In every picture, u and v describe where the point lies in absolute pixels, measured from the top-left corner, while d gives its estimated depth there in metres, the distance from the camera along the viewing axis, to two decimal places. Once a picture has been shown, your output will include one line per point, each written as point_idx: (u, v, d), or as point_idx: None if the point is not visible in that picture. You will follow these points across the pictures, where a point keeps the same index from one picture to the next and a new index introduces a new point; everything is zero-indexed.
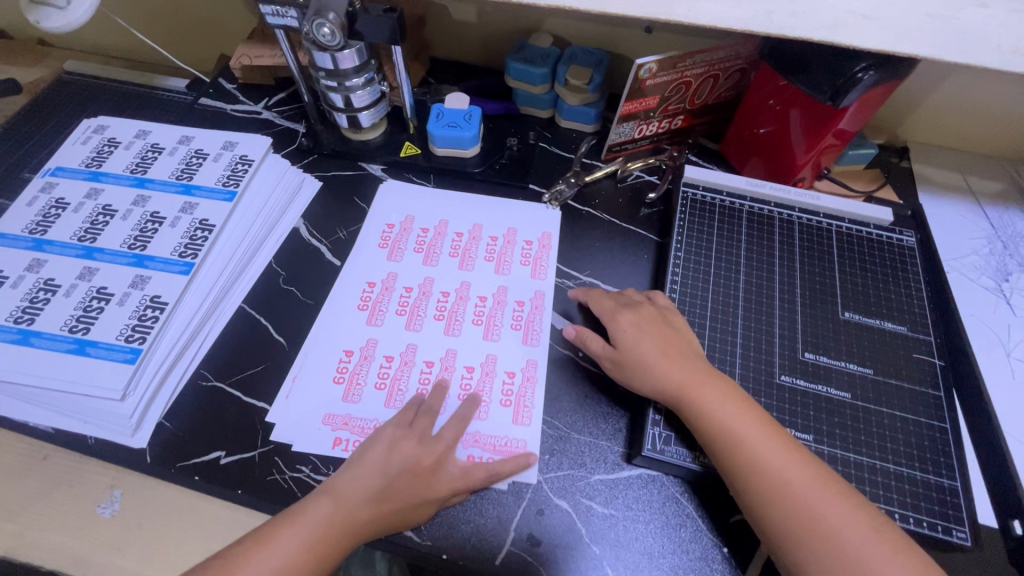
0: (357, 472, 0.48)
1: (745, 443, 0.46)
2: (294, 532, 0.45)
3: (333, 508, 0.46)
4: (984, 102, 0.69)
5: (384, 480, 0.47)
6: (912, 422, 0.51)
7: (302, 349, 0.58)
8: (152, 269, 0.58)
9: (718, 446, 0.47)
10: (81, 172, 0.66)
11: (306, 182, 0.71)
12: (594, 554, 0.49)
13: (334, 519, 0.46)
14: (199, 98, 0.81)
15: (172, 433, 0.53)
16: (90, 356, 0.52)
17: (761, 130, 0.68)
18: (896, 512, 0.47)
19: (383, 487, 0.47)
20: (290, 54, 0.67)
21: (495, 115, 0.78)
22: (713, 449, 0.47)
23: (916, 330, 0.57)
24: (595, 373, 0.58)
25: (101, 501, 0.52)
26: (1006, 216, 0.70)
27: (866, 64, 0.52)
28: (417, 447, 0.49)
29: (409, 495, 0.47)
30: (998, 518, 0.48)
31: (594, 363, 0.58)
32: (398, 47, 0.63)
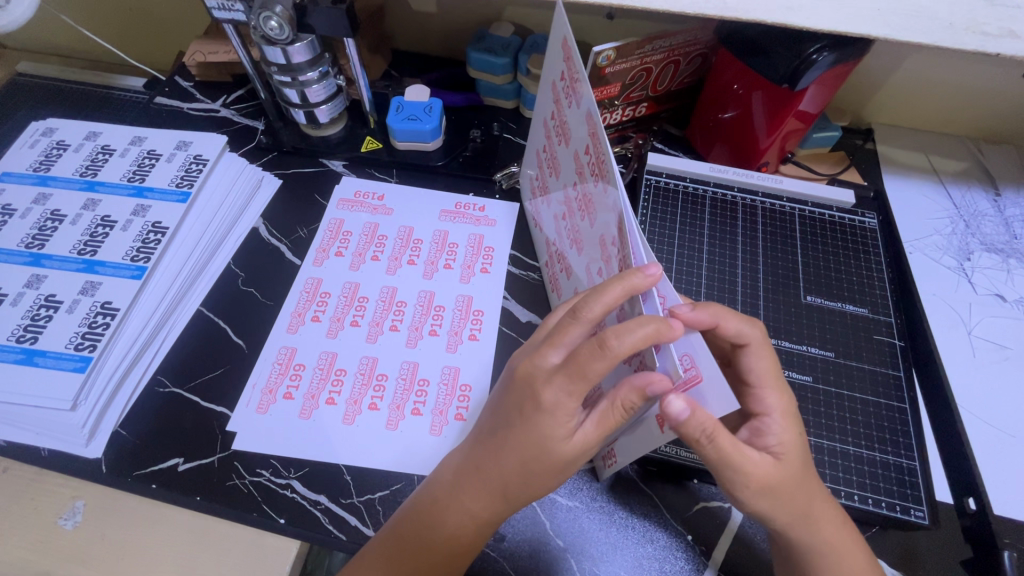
0: (463, 484, 0.43)
1: (820, 545, 0.41)
2: (382, 549, 0.44)
3: (442, 493, 0.44)
4: (944, 81, 0.69)
5: (513, 449, 0.41)
6: (873, 404, 0.51)
7: (261, 353, 0.57)
8: (104, 274, 0.57)
9: (789, 538, 0.42)
10: (28, 177, 0.64)
11: (266, 180, 0.69)
12: (559, 547, 0.48)
13: (440, 502, 0.44)
14: (155, 97, 0.79)
15: (129, 441, 0.52)
16: (39, 365, 0.51)
17: (725, 116, 0.67)
18: (855, 494, 0.47)
19: (512, 457, 0.41)
20: (241, 49, 0.65)
21: (458, 107, 0.77)
22: (787, 541, 0.42)
23: (876, 311, 0.57)
24: None
25: (63, 513, 0.50)
26: (969, 195, 0.70)
27: (819, 46, 0.51)
28: (528, 429, 0.40)
29: (519, 477, 0.42)
30: (954, 496, 0.48)
31: None
32: (351, 39, 0.61)
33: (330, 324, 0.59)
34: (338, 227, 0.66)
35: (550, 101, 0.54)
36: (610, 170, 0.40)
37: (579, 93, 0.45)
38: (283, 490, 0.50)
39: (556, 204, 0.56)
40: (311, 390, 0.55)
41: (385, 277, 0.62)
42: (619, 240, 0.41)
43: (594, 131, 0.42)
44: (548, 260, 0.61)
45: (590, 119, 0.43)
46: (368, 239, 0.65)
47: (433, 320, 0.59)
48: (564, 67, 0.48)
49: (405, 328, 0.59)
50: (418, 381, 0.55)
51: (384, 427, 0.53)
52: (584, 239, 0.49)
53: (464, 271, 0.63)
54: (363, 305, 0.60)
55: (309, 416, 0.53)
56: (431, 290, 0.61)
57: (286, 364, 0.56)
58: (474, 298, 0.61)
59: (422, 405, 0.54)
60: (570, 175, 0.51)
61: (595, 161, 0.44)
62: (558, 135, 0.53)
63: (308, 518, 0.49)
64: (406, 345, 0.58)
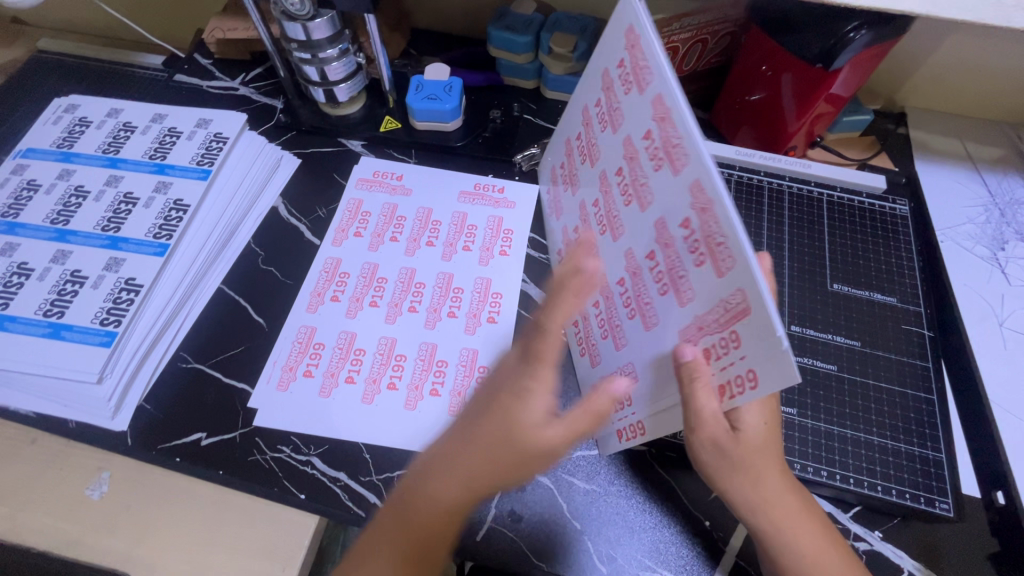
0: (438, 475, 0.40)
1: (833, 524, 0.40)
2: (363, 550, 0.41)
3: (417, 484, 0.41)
4: (984, 61, 0.66)
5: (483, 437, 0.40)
6: (899, 394, 0.50)
7: (281, 332, 0.57)
8: (127, 251, 0.57)
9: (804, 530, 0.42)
10: (52, 153, 0.64)
11: (285, 159, 0.69)
12: (576, 528, 0.49)
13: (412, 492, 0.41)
14: (174, 74, 0.79)
15: (153, 415, 0.53)
16: (65, 339, 0.52)
17: (753, 98, 0.65)
18: (879, 484, 0.47)
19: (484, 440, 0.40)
20: (260, 26, 0.65)
21: (477, 87, 0.75)
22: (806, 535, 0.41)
23: (906, 301, 0.56)
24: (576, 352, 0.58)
25: (90, 484, 0.53)
26: (1005, 182, 0.68)
27: (857, 24, 0.49)
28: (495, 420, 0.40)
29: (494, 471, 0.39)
30: (981, 489, 0.47)
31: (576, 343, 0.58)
32: (370, 15, 0.60)
33: (350, 304, 0.59)
34: (358, 207, 0.66)
35: (597, 89, 0.52)
36: (691, 154, 0.38)
37: (645, 78, 0.43)
38: (304, 467, 0.51)
39: (588, 190, 0.55)
40: (331, 368, 0.55)
41: (403, 258, 0.62)
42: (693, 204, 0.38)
43: (666, 113, 0.40)
44: (570, 249, 0.60)
45: (659, 102, 0.41)
46: (387, 220, 0.65)
47: (451, 302, 0.59)
48: (624, 52, 0.46)
49: (423, 309, 0.59)
50: (436, 362, 0.55)
51: (403, 407, 0.53)
52: (628, 226, 0.47)
53: (482, 253, 0.62)
54: (382, 286, 0.60)
55: (329, 394, 0.54)
56: (449, 272, 0.61)
57: (305, 343, 0.56)
58: (493, 280, 0.61)
59: (440, 386, 0.54)
60: (614, 163, 0.49)
61: (659, 146, 0.42)
62: (604, 123, 0.51)
63: (328, 494, 0.50)
64: (425, 325, 0.57)
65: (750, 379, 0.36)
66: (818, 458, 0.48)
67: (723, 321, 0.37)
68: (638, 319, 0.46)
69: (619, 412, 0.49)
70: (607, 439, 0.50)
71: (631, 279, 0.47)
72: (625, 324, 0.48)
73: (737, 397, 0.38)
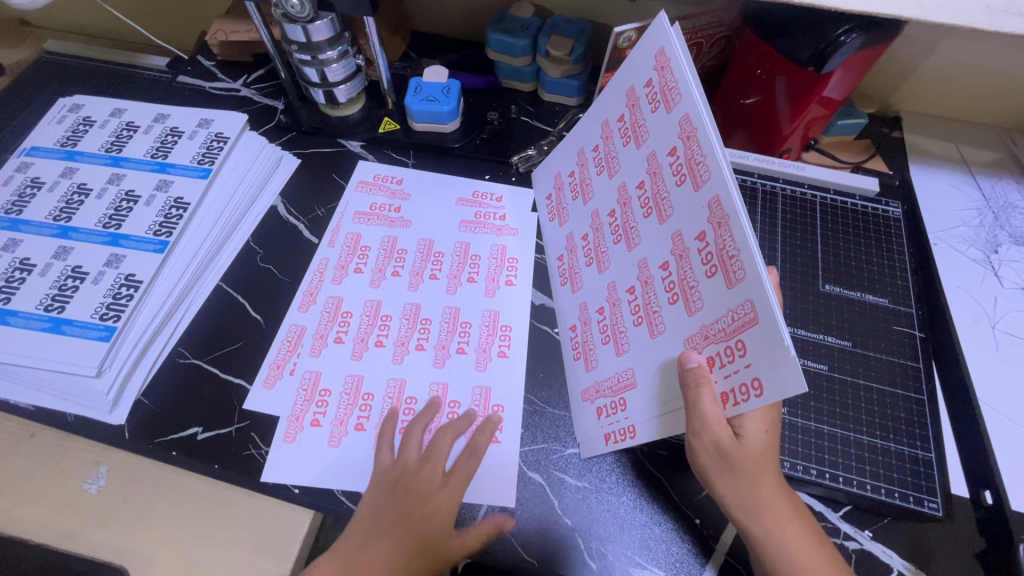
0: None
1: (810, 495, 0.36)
2: None
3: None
4: (978, 66, 0.67)
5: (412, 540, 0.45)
6: (889, 394, 0.51)
7: (279, 329, 0.58)
8: (127, 247, 0.58)
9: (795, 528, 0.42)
10: (56, 151, 0.65)
11: (285, 159, 0.70)
12: (566, 524, 0.49)
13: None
14: (178, 75, 0.80)
15: (151, 410, 0.54)
16: (66, 334, 0.53)
17: (748, 101, 0.66)
18: (868, 483, 0.47)
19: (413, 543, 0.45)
20: (261, 28, 0.66)
21: (476, 89, 0.76)
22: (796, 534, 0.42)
23: (897, 302, 0.56)
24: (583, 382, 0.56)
25: (88, 478, 0.53)
26: (999, 186, 0.68)
27: (848, 27, 0.50)
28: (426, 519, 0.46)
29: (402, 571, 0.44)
30: (969, 488, 0.48)
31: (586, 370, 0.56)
32: (369, 18, 0.61)
33: (354, 345, 0.57)
34: (356, 242, 0.64)
35: (620, 103, 0.53)
36: (714, 170, 0.40)
37: (674, 98, 0.45)
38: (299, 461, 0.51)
39: (602, 200, 0.56)
40: (339, 417, 0.53)
41: (407, 293, 0.60)
42: (713, 216, 0.40)
43: (694, 133, 0.42)
44: (563, 253, 0.61)
45: (687, 121, 0.43)
46: (388, 253, 0.63)
47: (460, 338, 0.57)
48: (652, 73, 0.48)
49: (433, 338, 0.57)
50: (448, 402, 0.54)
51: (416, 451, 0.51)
52: (644, 237, 0.49)
53: (488, 284, 0.61)
54: (386, 324, 0.58)
55: (338, 444, 0.52)
56: (455, 305, 0.59)
57: (295, 341, 0.57)
58: (500, 312, 0.59)
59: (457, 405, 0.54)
60: (634, 176, 0.51)
61: (683, 163, 0.44)
62: (626, 137, 0.52)
63: (322, 488, 0.50)
64: (434, 364, 0.56)
65: (753, 387, 0.37)
66: (808, 457, 0.48)
67: (730, 331, 0.39)
68: (645, 326, 0.48)
69: (610, 416, 0.49)
70: (594, 442, 0.50)
71: (642, 287, 0.49)
72: (629, 331, 0.50)
73: (740, 405, 0.39)
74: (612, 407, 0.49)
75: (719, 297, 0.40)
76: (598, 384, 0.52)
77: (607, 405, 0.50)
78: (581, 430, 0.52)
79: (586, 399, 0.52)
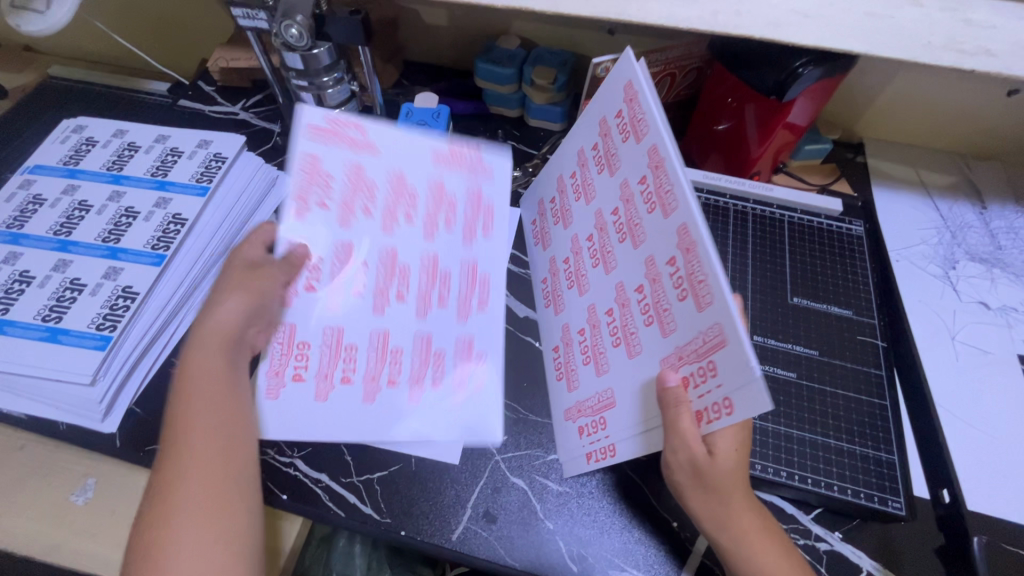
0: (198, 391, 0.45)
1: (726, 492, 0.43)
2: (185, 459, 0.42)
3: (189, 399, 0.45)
4: (931, 97, 0.72)
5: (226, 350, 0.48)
6: (855, 400, 0.53)
7: None
8: (125, 261, 0.60)
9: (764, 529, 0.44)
10: (58, 170, 0.68)
11: (280, 179, 0.73)
12: (548, 529, 0.50)
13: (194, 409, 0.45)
14: (178, 100, 0.84)
15: (144, 416, 0.56)
16: (62, 343, 0.54)
17: (719, 128, 0.70)
18: (835, 485, 0.49)
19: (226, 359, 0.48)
20: (262, 57, 0.70)
21: (465, 115, 0.81)
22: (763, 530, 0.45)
23: (861, 314, 0.59)
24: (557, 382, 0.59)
25: (75, 489, 0.54)
26: (956, 207, 0.72)
27: (805, 60, 0.54)
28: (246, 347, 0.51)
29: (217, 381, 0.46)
30: (930, 489, 0.51)
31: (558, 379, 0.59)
32: (365, 48, 0.65)
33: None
34: None
35: (594, 134, 0.56)
36: (680, 199, 0.43)
37: (642, 130, 0.48)
38: (286, 468, 0.52)
39: (581, 225, 0.59)
40: (324, 369, 0.53)
41: (382, 236, 0.58)
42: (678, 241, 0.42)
43: (660, 162, 0.45)
44: (546, 277, 0.63)
45: (655, 152, 0.46)
46: None
47: (439, 287, 0.58)
48: (622, 107, 0.51)
49: (412, 298, 0.57)
50: (432, 353, 0.55)
51: (405, 402, 0.53)
52: (618, 260, 0.52)
53: (466, 233, 0.60)
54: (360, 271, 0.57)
55: (325, 397, 0.52)
56: (434, 253, 0.59)
57: (286, 343, 0.54)
58: (480, 263, 0.60)
59: (438, 380, 0.54)
60: (609, 203, 0.54)
61: (652, 190, 0.46)
62: (601, 166, 0.55)
63: (309, 493, 0.51)
64: (416, 316, 0.56)
65: (724, 407, 0.39)
66: (778, 459, 0.50)
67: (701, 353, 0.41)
68: (623, 346, 0.50)
69: (591, 435, 0.51)
70: (577, 461, 0.52)
71: (620, 309, 0.51)
72: (608, 352, 0.52)
73: (714, 423, 0.41)
74: (594, 426, 0.51)
75: (686, 319, 0.42)
76: (580, 404, 0.53)
77: (588, 424, 0.51)
78: (559, 440, 0.54)
79: (568, 419, 0.54)
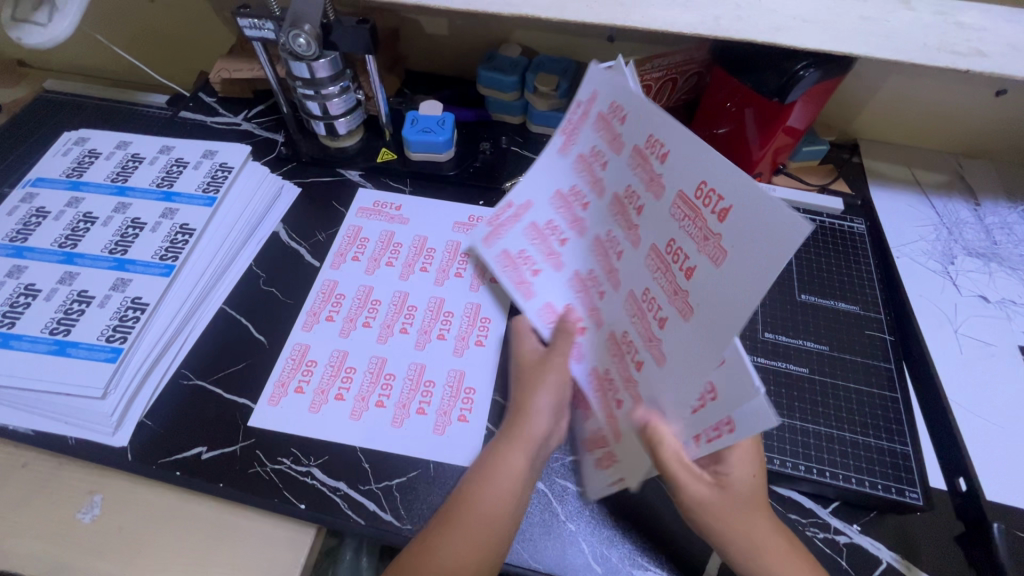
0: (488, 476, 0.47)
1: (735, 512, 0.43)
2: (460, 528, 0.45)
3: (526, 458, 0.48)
4: (922, 98, 0.74)
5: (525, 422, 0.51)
6: (867, 394, 0.54)
7: (281, 350, 0.59)
8: (133, 272, 0.60)
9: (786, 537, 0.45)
10: (61, 182, 0.67)
11: (285, 188, 0.73)
12: (570, 531, 0.50)
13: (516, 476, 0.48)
14: (179, 111, 0.83)
15: (155, 431, 0.54)
16: (71, 356, 0.53)
17: (720, 131, 0.71)
18: (852, 477, 0.50)
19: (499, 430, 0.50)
20: (268, 67, 0.70)
21: (469, 122, 0.81)
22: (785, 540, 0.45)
23: (868, 309, 0.61)
24: None
25: (83, 506, 0.53)
26: (950, 204, 0.74)
27: (805, 63, 0.56)
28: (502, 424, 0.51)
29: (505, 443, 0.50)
30: (945, 479, 0.51)
31: None
32: (372, 57, 0.66)
33: (343, 324, 0.61)
34: (356, 234, 0.69)
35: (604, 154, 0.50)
36: (707, 242, 0.40)
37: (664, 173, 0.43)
38: (303, 477, 0.52)
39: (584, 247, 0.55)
40: (322, 386, 0.56)
41: (398, 282, 0.64)
42: (708, 243, 0.39)
43: (687, 203, 0.41)
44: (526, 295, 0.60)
45: (681, 198, 0.42)
46: (384, 246, 0.67)
47: (441, 324, 0.61)
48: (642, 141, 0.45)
49: (414, 331, 0.60)
50: (424, 382, 0.56)
51: (389, 424, 0.54)
52: (625, 268, 0.48)
53: (474, 279, 0.65)
54: (375, 308, 0.62)
55: (318, 410, 0.55)
56: (440, 297, 0.63)
57: (298, 359, 0.58)
58: (482, 305, 0.62)
59: (427, 405, 0.55)
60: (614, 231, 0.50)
61: (671, 235, 0.43)
62: (605, 160, 0.50)
63: (327, 503, 0.51)
64: (415, 347, 0.59)
65: (724, 427, 0.39)
66: (795, 454, 0.51)
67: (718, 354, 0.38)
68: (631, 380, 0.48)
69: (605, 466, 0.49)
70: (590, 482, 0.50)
71: (625, 341, 0.48)
72: (617, 380, 0.49)
73: (712, 442, 0.40)
74: (605, 457, 0.50)
75: (713, 340, 0.39)
76: (593, 436, 0.52)
77: (601, 457, 0.50)
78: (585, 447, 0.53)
79: (585, 450, 0.52)
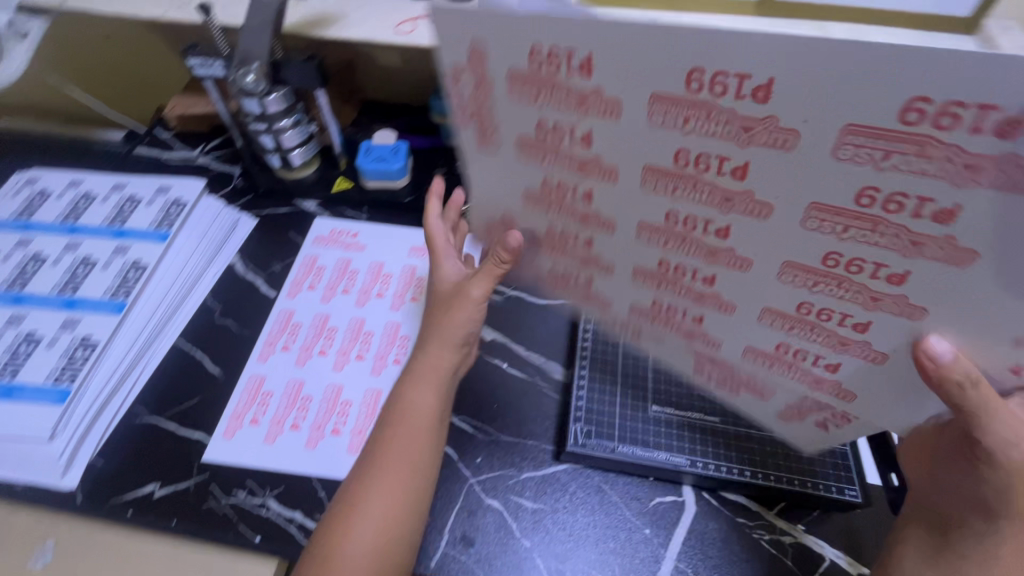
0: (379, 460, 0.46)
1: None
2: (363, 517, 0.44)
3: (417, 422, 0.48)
4: None
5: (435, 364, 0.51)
6: None
7: (236, 383, 0.59)
8: (82, 311, 0.60)
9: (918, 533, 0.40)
10: (10, 224, 0.67)
11: (242, 220, 0.73)
12: (525, 547, 0.51)
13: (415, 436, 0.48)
14: (135, 147, 0.84)
15: (104, 469, 0.54)
16: (17, 399, 0.54)
17: None
18: (794, 480, 0.52)
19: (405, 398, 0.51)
20: (219, 103, 0.71)
21: (424, 149, 0.83)
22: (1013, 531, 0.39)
23: None
24: (523, 405, 0.60)
25: (32, 553, 0.52)
26: None
27: None
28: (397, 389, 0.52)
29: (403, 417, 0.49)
30: (882, 476, 0.54)
31: (524, 401, 0.60)
32: (322, 91, 0.68)
33: (299, 353, 0.61)
34: (312, 263, 0.69)
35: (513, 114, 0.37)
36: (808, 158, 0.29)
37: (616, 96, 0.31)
38: (259, 509, 0.52)
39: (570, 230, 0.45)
40: (278, 416, 0.57)
41: (354, 309, 0.65)
42: (923, 214, 0.29)
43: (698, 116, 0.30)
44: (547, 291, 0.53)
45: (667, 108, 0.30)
46: (340, 274, 0.68)
47: (397, 349, 0.62)
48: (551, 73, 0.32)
49: (370, 357, 0.61)
50: (380, 407, 0.57)
51: (345, 451, 0.54)
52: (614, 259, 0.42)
53: None
54: (331, 335, 0.63)
55: (273, 441, 0.55)
56: (396, 322, 0.64)
57: (254, 392, 0.58)
58: None
59: None
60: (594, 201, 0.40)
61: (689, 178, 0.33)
62: (540, 123, 0.36)
63: (283, 534, 0.50)
64: (371, 373, 0.60)
65: None
66: (743, 460, 0.53)
67: (872, 302, 0.35)
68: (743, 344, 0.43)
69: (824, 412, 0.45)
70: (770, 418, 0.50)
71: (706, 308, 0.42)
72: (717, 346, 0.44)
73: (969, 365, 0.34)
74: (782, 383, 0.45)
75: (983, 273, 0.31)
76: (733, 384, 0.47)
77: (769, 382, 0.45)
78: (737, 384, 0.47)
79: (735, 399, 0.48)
